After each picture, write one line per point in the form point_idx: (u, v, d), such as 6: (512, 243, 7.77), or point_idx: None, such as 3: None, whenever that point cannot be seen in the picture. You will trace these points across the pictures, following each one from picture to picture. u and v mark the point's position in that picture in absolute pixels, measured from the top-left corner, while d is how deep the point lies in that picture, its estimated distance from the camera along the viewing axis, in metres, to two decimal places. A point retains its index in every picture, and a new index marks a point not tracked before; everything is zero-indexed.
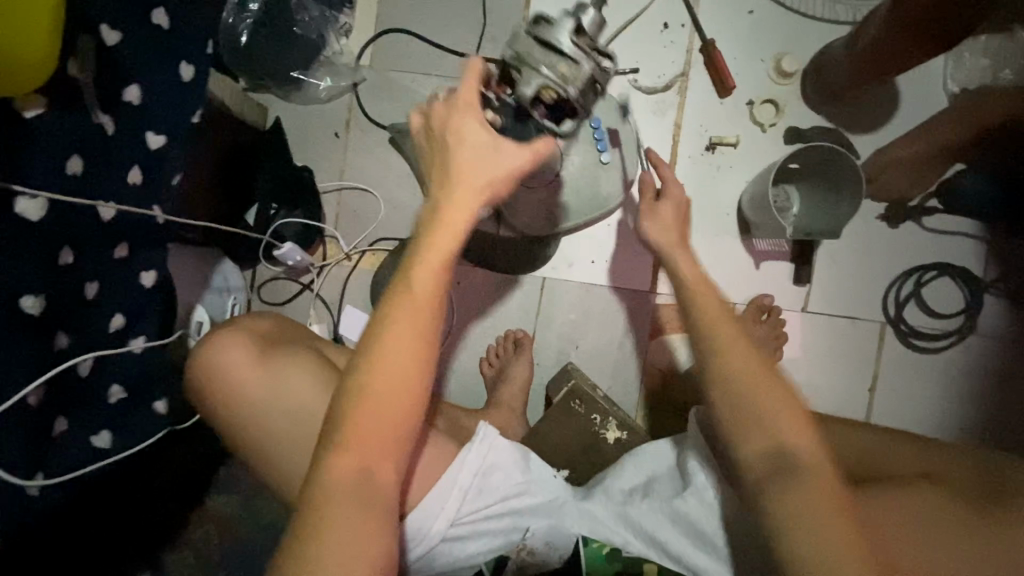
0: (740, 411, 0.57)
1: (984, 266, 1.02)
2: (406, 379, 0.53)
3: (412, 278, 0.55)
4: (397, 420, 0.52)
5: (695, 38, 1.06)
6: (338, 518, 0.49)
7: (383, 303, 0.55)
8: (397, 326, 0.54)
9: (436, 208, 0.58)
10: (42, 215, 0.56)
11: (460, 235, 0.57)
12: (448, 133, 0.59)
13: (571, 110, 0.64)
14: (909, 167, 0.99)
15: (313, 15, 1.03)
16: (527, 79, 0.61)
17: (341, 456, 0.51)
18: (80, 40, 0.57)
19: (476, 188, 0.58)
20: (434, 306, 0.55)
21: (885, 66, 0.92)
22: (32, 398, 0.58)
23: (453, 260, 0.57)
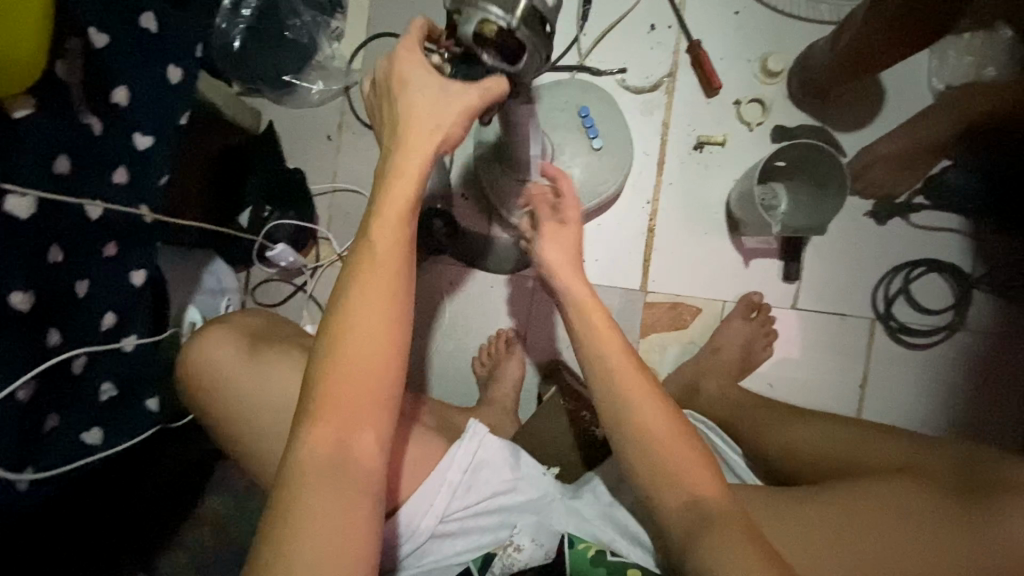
0: (646, 452, 0.60)
1: (972, 262, 1.03)
2: (375, 341, 0.53)
3: (371, 249, 0.56)
4: (370, 388, 0.53)
5: (682, 39, 1.07)
6: (316, 493, 0.50)
7: (344, 276, 0.56)
8: (361, 296, 0.54)
9: (388, 162, 0.58)
10: (31, 213, 0.57)
11: (412, 200, 0.57)
12: (396, 103, 0.58)
13: (521, 46, 0.55)
14: (896, 163, 0.99)
15: (304, 19, 1.05)
16: (466, 16, 0.54)
17: (316, 429, 0.52)
18: (69, 40, 0.59)
19: (424, 134, 0.57)
20: (396, 273, 0.56)
21: (863, 65, 0.94)
22: (22, 394, 0.59)
23: (411, 214, 0.57)
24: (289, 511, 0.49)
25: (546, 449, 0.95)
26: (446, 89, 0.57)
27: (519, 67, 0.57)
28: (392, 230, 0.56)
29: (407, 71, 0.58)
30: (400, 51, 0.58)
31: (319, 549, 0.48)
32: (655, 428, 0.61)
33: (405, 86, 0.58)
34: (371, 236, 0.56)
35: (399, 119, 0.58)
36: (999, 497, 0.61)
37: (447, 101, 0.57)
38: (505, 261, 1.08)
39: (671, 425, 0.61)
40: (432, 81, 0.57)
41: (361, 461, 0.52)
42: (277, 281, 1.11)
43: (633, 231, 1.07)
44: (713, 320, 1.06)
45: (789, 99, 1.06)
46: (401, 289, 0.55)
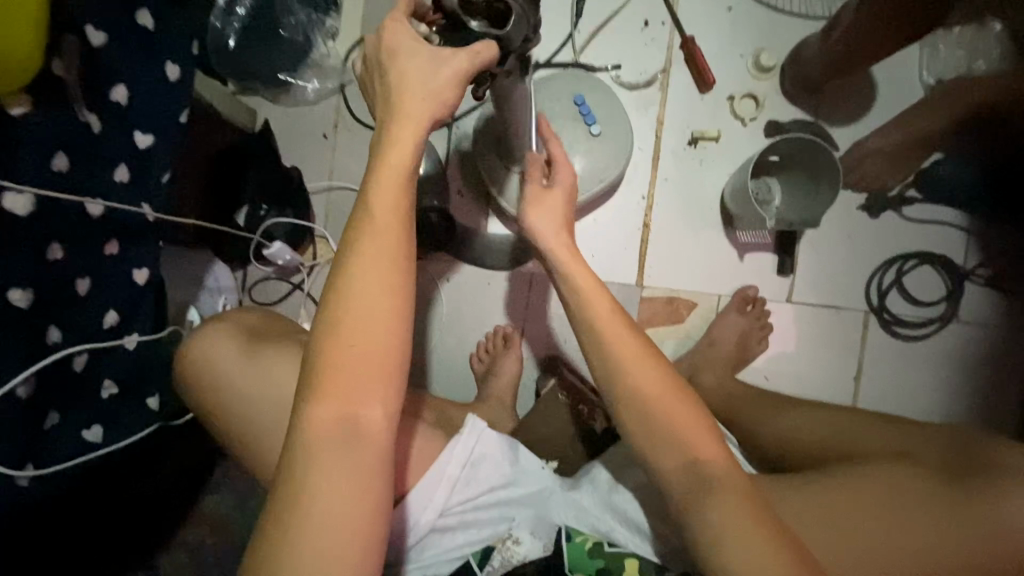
0: (646, 428, 0.60)
1: (965, 254, 1.04)
2: (376, 314, 0.53)
3: (369, 218, 0.55)
4: (374, 359, 0.52)
5: (675, 35, 1.08)
6: (324, 465, 0.50)
7: (343, 247, 0.55)
8: (361, 266, 0.54)
9: (385, 130, 0.57)
10: (30, 211, 0.57)
11: (408, 166, 0.57)
12: (387, 77, 0.59)
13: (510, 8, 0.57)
14: (888, 157, 1.00)
15: (299, 18, 1.03)
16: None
17: (320, 403, 0.52)
18: (65, 40, 0.58)
19: (420, 103, 0.57)
20: (396, 240, 0.55)
21: (858, 58, 0.95)
22: (21, 390, 0.60)
23: (408, 181, 0.57)
24: (299, 483, 0.50)
25: (545, 443, 0.95)
26: (435, 57, 0.58)
27: (507, 30, 0.58)
28: (390, 197, 0.56)
29: (394, 43, 0.58)
30: (388, 23, 0.59)
31: (331, 518, 0.49)
32: (659, 405, 0.60)
33: (394, 57, 0.58)
34: (369, 205, 0.56)
35: (391, 91, 0.58)
36: (995, 478, 0.62)
37: (438, 72, 0.57)
38: (502, 257, 1.09)
39: (677, 400, 0.60)
40: (420, 48, 0.58)
41: (369, 434, 0.52)
42: (273, 280, 1.11)
43: (629, 227, 1.08)
44: (709, 314, 1.07)
45: (783, 94, 1.07)
46: (400, 259, 0.55)
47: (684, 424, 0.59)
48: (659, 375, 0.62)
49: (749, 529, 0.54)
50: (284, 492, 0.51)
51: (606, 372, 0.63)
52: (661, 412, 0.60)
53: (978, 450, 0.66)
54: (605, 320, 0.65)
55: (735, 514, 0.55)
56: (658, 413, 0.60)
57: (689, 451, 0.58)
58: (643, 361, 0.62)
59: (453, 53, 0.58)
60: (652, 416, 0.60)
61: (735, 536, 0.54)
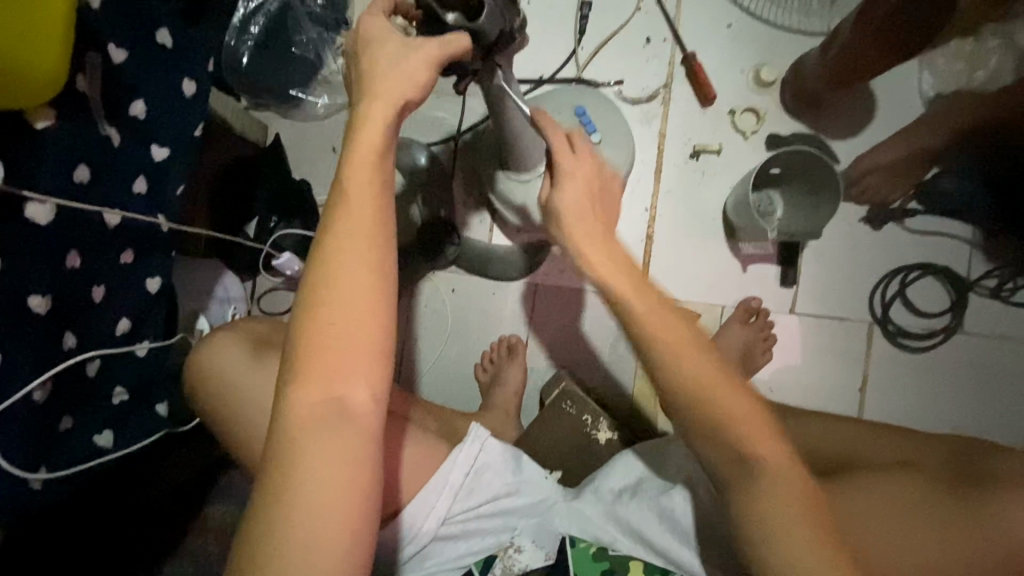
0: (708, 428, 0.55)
1: (969, 266, 1.04)
2: (355, 294, 0.50)
3: (344, 195, 0.52)
4: (358, 341, 0.50)
5: (677, 52, 1.11)
6: (310, 453, 0.48)
7: (320, 228, 0.52)
8: (336, 244, 0.51)
9: (359, 105, 0.54)
10: (50, 219, 0.59)
11: (381, 143, 0.53)
12: (362, 64, 0.56)
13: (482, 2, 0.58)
14: (889, 171, 1.01)
15: (311, 35, 1.07)
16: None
17: (306, 386, 0.50)
18: (89, 57, 0.61)
19: (393, 78, 0.54)
20: (373, 214, 0.52)
21: (850, 75, 0.98)
22: (38, 395, 0.60)
23: (386, 153, 0.54)
24: (285, 471, 0.48)
25: (549, 452, 0.96)
26: (409, 43, 0.56)
27: (481, 23, 0.58)
28: (365, 174, 0.53)
29: (371, 34, 0.57)
30: (365, 17, 0.58)
31: (319, 507, 0.47)
32: (722, 396, 0.55)
33: (367, 47, 0.56)
34: (343, 182, 0.53)
35: (361, 74, 0.56)
36: (987, 489, 0.61)
37: (409, 55, 0.55)
38: (508, 267, 1.10)
39: (739, 402, 0.55)
40: (397, 37, 0.56)
41: (357, 414, 0.50)
42: (282, 290, 1.13)
43: (633, 238, 1.10)
44: (713, 325, 1.08)
45: (783, 108, 1.08)
46: (377, 235, 0.52)
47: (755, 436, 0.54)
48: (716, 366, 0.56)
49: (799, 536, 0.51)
50: (269, 479, 0.48)
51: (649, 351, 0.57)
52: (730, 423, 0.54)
53: (976, 457, 0.67)
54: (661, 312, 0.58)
55: (781, 520, 0.52)
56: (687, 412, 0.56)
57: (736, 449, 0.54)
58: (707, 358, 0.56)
59: (423, 41, 0.56)
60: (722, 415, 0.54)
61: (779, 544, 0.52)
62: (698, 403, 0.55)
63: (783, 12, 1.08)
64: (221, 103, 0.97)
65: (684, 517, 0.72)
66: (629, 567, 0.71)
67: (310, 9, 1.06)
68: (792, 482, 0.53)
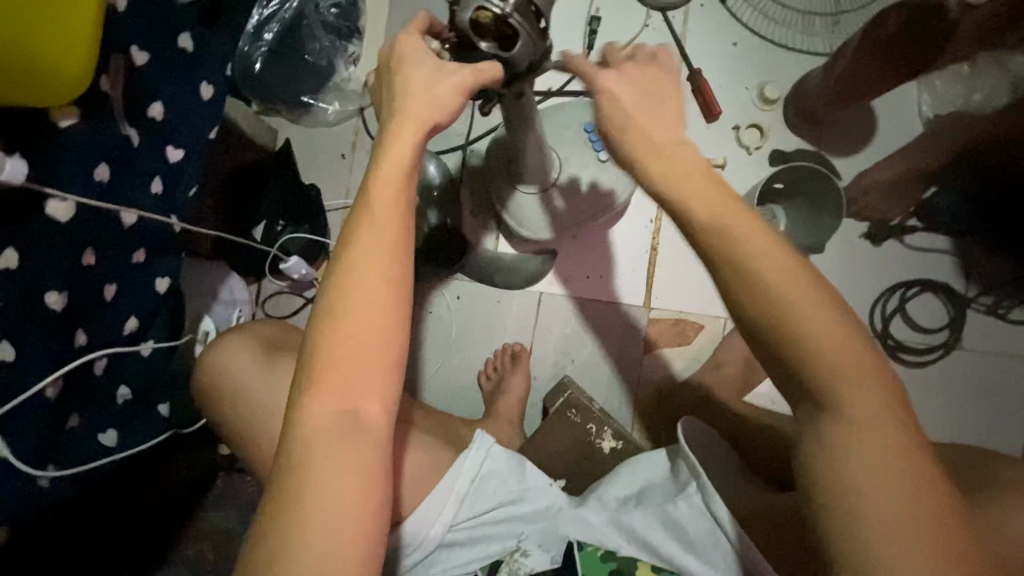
0: (786, 356, 0.48)
1: (966, 283, 1.06)
2: (373, 308, 0.51)
3: (368, 210, 0.53)
4: (373, 353, 0.50)
5: (683, 68, 1.13)
6: (323, 463, 0.48)
7: (342, 241, 0.53)
8: (360, 259, 0.51)
9: (387, 123, 0.55)
10: (69, 216, 0.59)
11: (408, 161, 0.54)
12: (397, 80, 0.57)
13: (517, 33, 0.56)
14: (889, 189, 1.03)
15: (324, 44, 1.09)
16: (461, 3, 0.55)
17: (320, 395, 0.50)
18: (114, 58, 0.61)
19: (423, 98, 0.55)
20: (396, 231, 0.53)
21: (861, 92, 0.99)
22: (49, 391, 0.60)
23: (412, 170, 0.54)
24: (298, 481, 0.48)
25: (551, 460, 0.96)
26: (442, 67, 0.56)
27: (514, 53, 0.58)
28: (389, 190, 0.53)
29: (405, 52, 0.57)
30: (401, 37, 0.58)
31: (331, 517, 0.47)
32: (806, 308, 0.47)
33: (402, 64, 0.57)
34: (368, 197, 0.53)
35: (395, 91, 0.56)
36: (997, 492, 0.62)
37: (441, 81, 0.56)
38: (512, 277, 1.11)
39: (832, 327, 0.47)
40: (429, 57, 0.57)
41: (371, 426, 0.50)
42: (287, 293, 1.14)
43: (637, 249, 1.12)
44: (715, 337, 1.09)
45: (786, 124, 1.11)
46: (400, 252, 0.52)
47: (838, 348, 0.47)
48: (812, 284, 0.48)
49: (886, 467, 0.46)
50: (281, 485, 0.48)
51: (723, 258, 0.49)
52: (823, 352, 0.46)
53: (982, 466, 0.67)
54: (741, 221, 0.49)
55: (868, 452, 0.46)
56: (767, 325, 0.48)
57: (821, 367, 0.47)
58: (801, 276, 0.48)
59: (456, 68, 0.56)
60: (812, 342, 0.47)
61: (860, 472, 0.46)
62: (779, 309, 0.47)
63: (787, 32, 1.11)
64: (235, 108, 0.99)
65: (694, 529, 0.70)
66: (638, 563, 0.71)
67: (323, 18, 1.08)
68: (885, 424, 0.46)
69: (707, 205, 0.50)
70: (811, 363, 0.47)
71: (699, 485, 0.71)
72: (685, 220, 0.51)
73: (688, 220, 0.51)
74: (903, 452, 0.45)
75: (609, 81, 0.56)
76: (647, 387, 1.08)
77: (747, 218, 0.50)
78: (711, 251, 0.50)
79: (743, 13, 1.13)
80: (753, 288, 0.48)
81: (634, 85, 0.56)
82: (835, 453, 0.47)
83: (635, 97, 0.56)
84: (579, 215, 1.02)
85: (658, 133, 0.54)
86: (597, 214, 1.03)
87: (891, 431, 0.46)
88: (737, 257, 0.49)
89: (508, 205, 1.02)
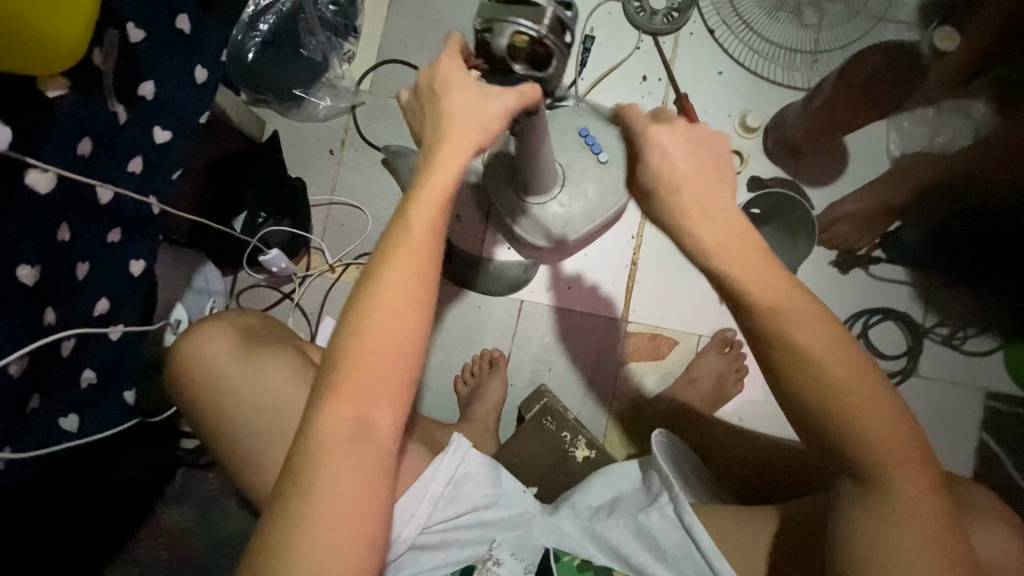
0: (816, 395, 0.47)
1: (924, 313, 1.12)
2: (400, 325, 0.50)
3: (405, 229, 0.53)
4: (392, 368, 0.50)
5: (671, 92, 1.17)
6: (332, 470, 0.47)
7: (375, 257, 0.52)
8: (391, 277, 0.51)
9: (433, 144, 0.56)
10: (49, 189, 0.57)
11: (451, 183, 0.54)
12: (438, 105, 0.57)
13: (550, 52, 0.60)
14: (858, 221, 1.08)
15: (320, 40, 1.10)
16: (496, 31, 0.59)
17: (338, 402, 0.49)
18: (108, 33, 0.60)
19: (471, 123, 0.56)
20: (427, 254, 0.52)
21: (837, 126, 1.05)
22: (14, 369, 0.57)
23: (452, 195, 0.54)
24: (305, 486, 0.47)
25: (524, 467, 0.96)
26: (487, 91, 0.57)
27: (549, 71, 0.63)
28: (428, 213, 0.53)
29: (446, 73, 0.57)
30: (443, 58, 0.58)
31: (332, 528, 0.46)
32: (822, 351, 0.47)
33: (447, 90, 0.57)
34: (407, 217, 0.53)
35: (436, 110, 0.56)
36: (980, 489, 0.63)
37: (487, 102, 0.56)
38: (496, 283, 1.12)
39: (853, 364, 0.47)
40: (473, 82, 0.57)
41: (381, 437, 0.49)
42: (263, 287, 1.13)
43: (617, 264, 1.14)
44: (689, 353, 1.11)
45: (765, 153, 1.16)
46: (430, 273, 0.52)
47: (854, 390, 0.46)
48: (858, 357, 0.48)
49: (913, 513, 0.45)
50: (286, 486, 0.47)
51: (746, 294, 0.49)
52: (871, 442, 0.46)
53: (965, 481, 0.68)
54: (802, 306, 0.48)
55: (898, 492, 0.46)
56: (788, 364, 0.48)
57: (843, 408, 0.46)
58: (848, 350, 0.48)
59: (503, 91, 0.57)
60: (872, 424, 0.46)
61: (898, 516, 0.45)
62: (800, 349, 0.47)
63: (769, 64, 1.17)
64: (225, 97, 0.97)
65: (667, 540, 0.70)
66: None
67: (322, 13, 1.09)
68: (930, 498, 0.45)
69: (762, 285, 0.49)
70: (841, 400, 0.46)
71: (672, 495, 0.73)
72: (739, 295, 0.50)
73: (750, 302, 0.49)
74: (951, 530, 0.45)
75: (662, 138, 0.56)
76: (620, 399, 1.10)
77: (807, 302, 0.49)
78: (764, 334, 0.49)
79: (730, 44, 1.18)
80: (803, 373, 0.47)
81: (682, 147, 0.56)
82: (871, 539, 0.46)
83: (687, 158, 0.55)
84: (591, 220, 1.06)
85: (709, 196, 0.53)
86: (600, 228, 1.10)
87: (938, 516, 0.45)
88: (792, 340, 0.48)
89: (521, 217, 1.07)
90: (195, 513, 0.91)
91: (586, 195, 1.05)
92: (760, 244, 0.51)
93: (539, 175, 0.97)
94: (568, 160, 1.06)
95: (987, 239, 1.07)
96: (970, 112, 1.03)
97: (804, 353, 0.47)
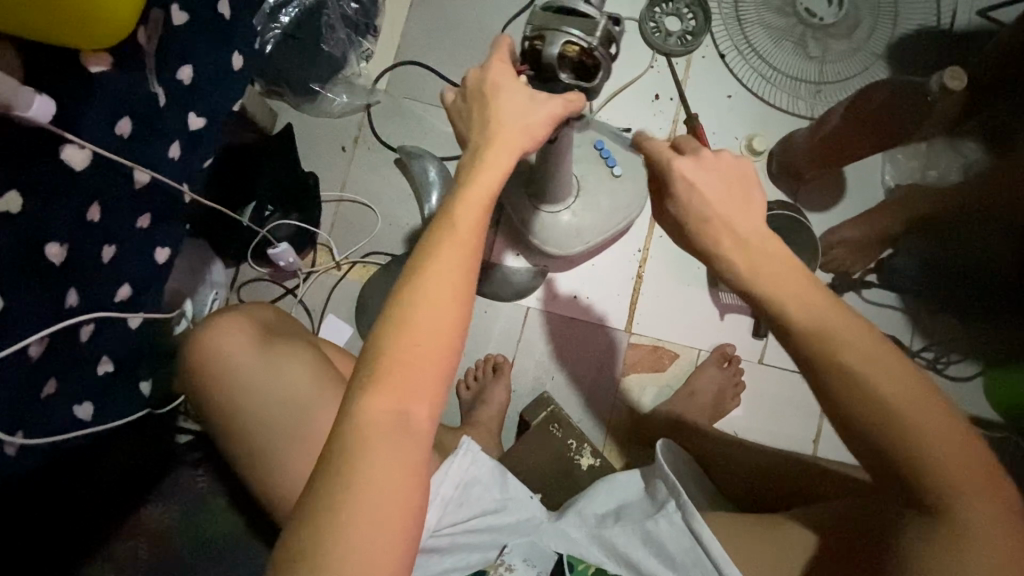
0: (875, 432, 0.49)
1: (911, 337, 1.15)
2: (443, 322, 0.50)
3: (451, 226, 0.53)
4: (434, 361, 0.50)
5: (682, 111, 1.21)
6: (370, 467, 0.47)
7: (419, 253, 0.53)
8: (434, 272, 0.51)
9: (480, 148, 0.57)
10: (84, 165, 0.55)
11: (496, 185, 0.56)
12: (489, 108, 0.59)
13: (597, 64, 0.64)
14: (853, 246, 1.13)
15: (341, 36, 1.10)
16: (548, 40, 0.62)
17: (376, 393, 0.48)
18: (153, 13, 0.59)
19: (516, 130, 0.58)
20: (468, 253, 0.53)
21: (838, 153, 1.09)
22: (32, 350, 0.55)
23: (495, 196, 0.55)
24: (345, 479, 0.46)
25: (527, 473, 0.96)
26: (535, 97, 0.59)
27: (595, 84, 0.65)
28: (473, 214, 0.54)
29: (499, 79, 0.60)
30: (494, 62, 0.61)
31: (370, 523, 0.46)
32: (885, 392, 0.48)
33: (497, 93, 0.59)
34: (452, 215, 0.54)
35: (486, 119, 0.59)
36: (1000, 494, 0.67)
37: (537, 110, 0.59)
38: (503, 288, 1.13)
39: (915, 401, 0.48)
40: (522, 88, 0.60)
41: (418, 428, 0.49)
42: (266, 281, 1.11)
43: (623, 275, 1.15)
44: (689, 366, 1.13)
45: (769, 176, 1.20)
46: (472, 269, 0.53)
47: (910, 425, 0.48)
48: (918, 388, 0.49)
49: (978, 537, 0.48)
50: (324, 474, 0.47)
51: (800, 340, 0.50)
52: (934, 471, 0.48)
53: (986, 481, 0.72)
54: (843, 332, 0.50)
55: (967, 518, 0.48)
56: (849, 405, 0.49)
57: (904, 445, 0.48)
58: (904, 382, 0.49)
59: (550, 98, 0.60)
60: (915, 443, 0.48)
61: (963, 541, 0.48)
62: (861, 389, 0.49)
63: (775, 91, 1.21)
64: (254, 102, 1.03)
65: (675, 546, 0.70)
66: None
67: (344, 11, 1.10)
68: (990, 517, 0.48)
69: (797, 315, 0.51)
70: (898, 436, 0.48)
71: (680, 502, 0.72)
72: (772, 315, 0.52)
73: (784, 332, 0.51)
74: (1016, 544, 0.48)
75: (687, 169, 0.57)
76: (621, 410, 1.11)
77: (845, 327, 0.50)
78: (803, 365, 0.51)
79: (739, 69, 1.22)
80: (849, 396, 0.49)
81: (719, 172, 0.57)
82: (924, 549, 0.49)
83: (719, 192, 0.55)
84: (602, 231, 1.08)
85: (738, 219, 0.54)
86: (612, 240, 1.13)
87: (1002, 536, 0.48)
88: (838, 372, 0.49)
89: (534, 227, 1.07)
90: (180, 511, 0.86)
91: (600, 207, 1.07)
92: (796, 280, 0.52)
93: (556, 186, 0.99)
94: (583, 172, 1.09)
95: (964, 269, 1.13)
96: (961, 149, 1.12)
97: (864, 394, 0.49)
